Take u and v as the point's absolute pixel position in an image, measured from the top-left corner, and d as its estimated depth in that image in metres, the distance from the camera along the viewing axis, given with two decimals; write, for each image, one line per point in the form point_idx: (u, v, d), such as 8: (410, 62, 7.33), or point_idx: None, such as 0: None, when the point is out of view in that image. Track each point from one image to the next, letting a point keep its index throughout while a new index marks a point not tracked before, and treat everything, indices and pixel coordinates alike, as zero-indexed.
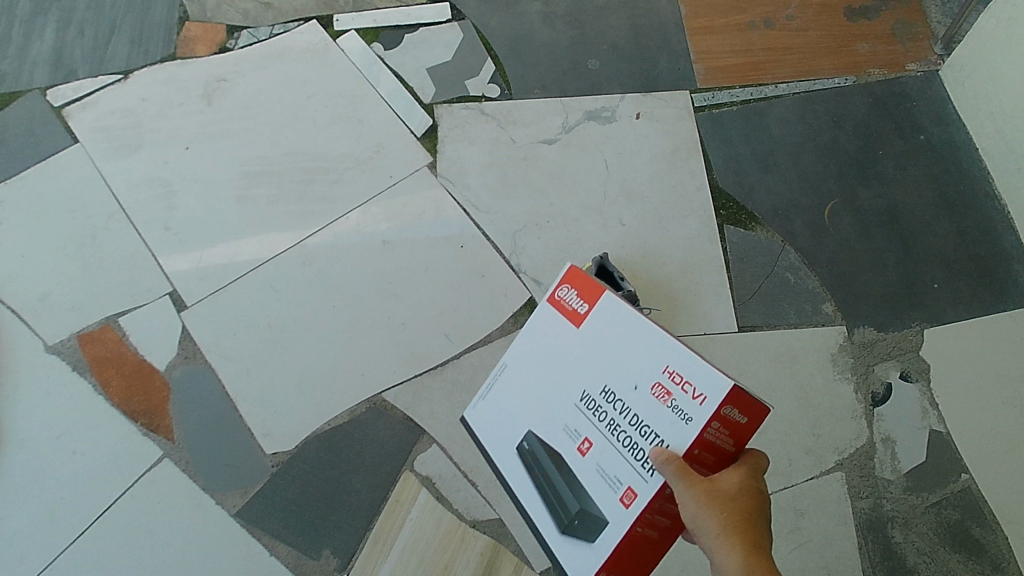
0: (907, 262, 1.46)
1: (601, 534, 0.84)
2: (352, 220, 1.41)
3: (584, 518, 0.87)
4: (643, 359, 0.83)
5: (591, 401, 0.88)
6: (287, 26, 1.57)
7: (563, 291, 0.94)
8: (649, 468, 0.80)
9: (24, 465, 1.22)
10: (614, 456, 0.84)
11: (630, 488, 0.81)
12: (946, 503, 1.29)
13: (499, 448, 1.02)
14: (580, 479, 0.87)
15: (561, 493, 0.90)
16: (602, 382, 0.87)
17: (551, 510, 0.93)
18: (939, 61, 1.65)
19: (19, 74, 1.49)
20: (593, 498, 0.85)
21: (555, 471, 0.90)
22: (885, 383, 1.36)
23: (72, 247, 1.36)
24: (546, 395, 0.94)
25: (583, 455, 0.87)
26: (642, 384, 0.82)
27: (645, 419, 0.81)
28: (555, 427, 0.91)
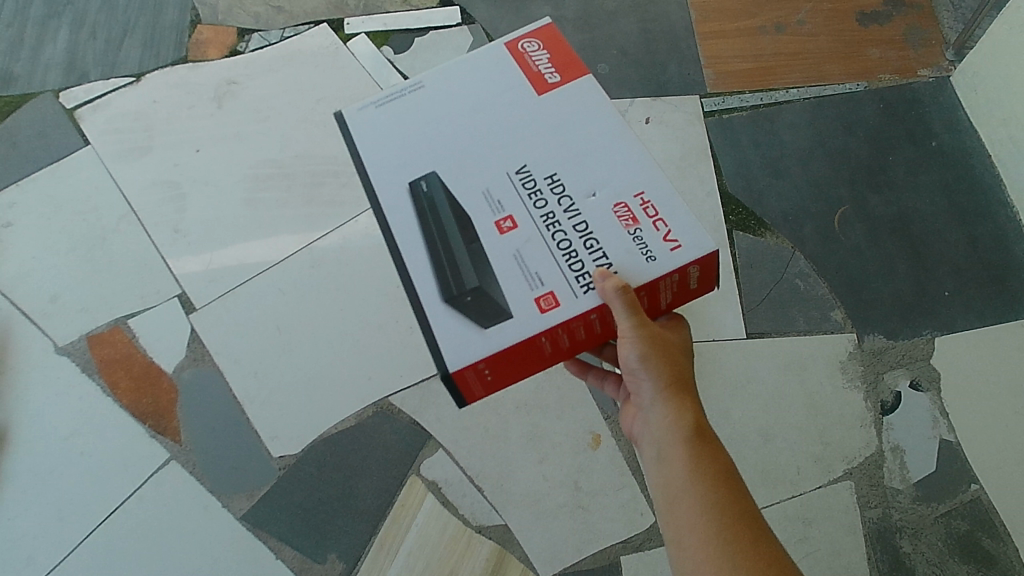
0: (918, 269, 1.45)
1: (496, 322, 0.72)
2: (361, 223, 1.41)
3: (478, 301, 0.73)
4: (608, 174, 0.78)
5: (526, 173, 0.79)
6: (298, 30, 1.57)
7: (528, 47, 0.87)
8: (585, 286, 0.73)
9: (33, 466, 1.23)
10: (540, 245, 0.75)
11: (552, 293, 0.73)
12: (956, 513, 1.27)
13: (389, 168, 0.80)
14: (488, 254, 0.75)
15: (460, 260, 0.74)
16: (553, 168, 0.79)
17: (439, 269, 0.75)
18: (951, 67, 1.63)
19: (32, 76, 1.50)
20: (498, 281, 0.73)
21: (455, 228, 0.75)
22: (895, 392, 1.35)
23: (83, 249, 1.37)
24: (474, 130, 0.81)
25: (502, 234, 0.76)
26: (603, 195, 0.77)
27: (597, 232, 0.75)
28: (474, 187, 0.78)
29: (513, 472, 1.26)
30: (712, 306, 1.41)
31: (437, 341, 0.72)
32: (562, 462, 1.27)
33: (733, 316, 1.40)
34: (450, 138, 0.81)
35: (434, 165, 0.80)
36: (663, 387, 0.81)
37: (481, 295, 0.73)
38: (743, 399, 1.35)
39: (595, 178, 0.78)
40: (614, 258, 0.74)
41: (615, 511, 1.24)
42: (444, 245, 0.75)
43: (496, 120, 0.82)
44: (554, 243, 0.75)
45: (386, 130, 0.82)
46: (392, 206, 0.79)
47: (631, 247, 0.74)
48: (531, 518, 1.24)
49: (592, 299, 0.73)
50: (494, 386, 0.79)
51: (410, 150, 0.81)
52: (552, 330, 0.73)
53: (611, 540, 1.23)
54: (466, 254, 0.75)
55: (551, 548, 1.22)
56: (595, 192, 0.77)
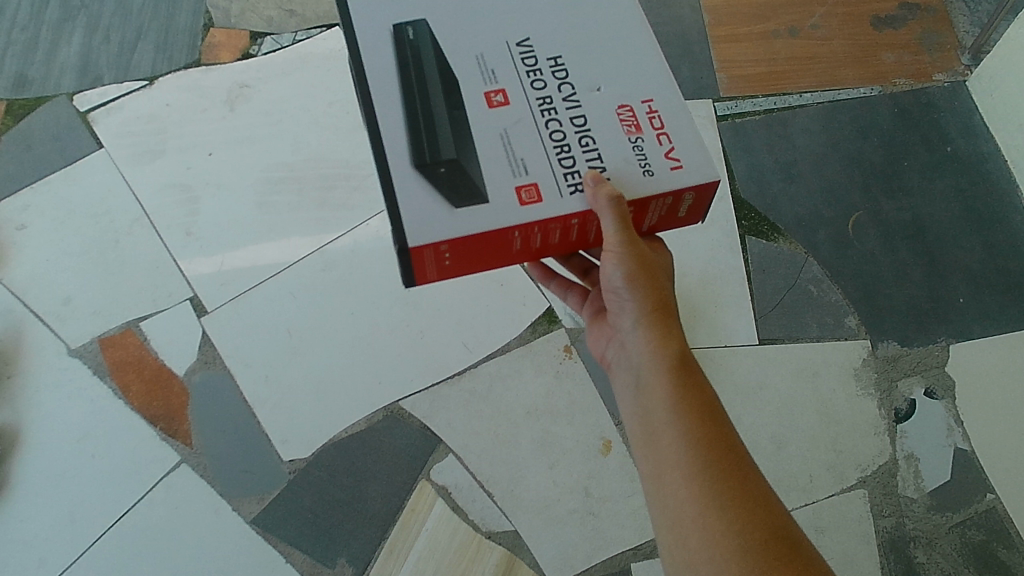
0: (933, 276, 1.44)
1: (471, 203, 0.76)
2: (372, 227, 1.41)
3: (451, 172, 0.76)
4: (616, 79, 0.84)
5: (530, 62, 0.84)
6: (310, 33, 1.58)
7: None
8: (571, 185, 0.78)
9: (44, 468, 1.23)
10: (528, 130, 0.80)
11: (535, 185, 0.78)
12: (971, 523, 1.27)
13: (391, 21, 0.86)
14: (473, 128, 0.80)
15: (440, 127, 0.79)
16: (556, 58, 0.85)
17: (415, 127, 0.79)
18: (966, 71, 1.62)
19: (46, 79, 1.50)
20: (479, 160, 0.78)
21: (443, 97, 0.81)
22: (909, 399, 1.34)
23: (95, 251, 1.37)
24: (482, 9, 0.87)
25: (491, 109, 0.81)
26: (605, 95, 0.83)
27: (593, 132, 0.81)
28: (472, 60, 0.84)
29: (524, 478, 1.26)
30: (724, 311, 1.39)
31: (401, 201, 0.76)
32: (573, 468, 1.27)
33: (746, 321, 1.39)
34: (459, 8, 0.87)
35: (431, 26, 0.86)
36: (646, 311, 0.83)
37: (455, 169, 0.76)
38: (754, 405, 1.33)
39: (601, 79, 0.84)
40: (609, 164, 0.79)
41: (625, 517, 1.24)
42: (428, 108, 0.80)
43: (507, 6, 0.88)
44: (545, 131, 0.80)
45: None
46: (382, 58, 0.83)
47: (630, 156, 0.79)
48: (541, 523, 1.23)
49: (579, 202, 0.77)
50: (449, 272, 0.83)
51: (412, 16, 0.86)
52: (527, 224, 0.77)
53: (622, 547, 1.23)
54: (452, 128, 0.79)
55: (562, 554, 1.22)
56: (599, 92, 0.83)
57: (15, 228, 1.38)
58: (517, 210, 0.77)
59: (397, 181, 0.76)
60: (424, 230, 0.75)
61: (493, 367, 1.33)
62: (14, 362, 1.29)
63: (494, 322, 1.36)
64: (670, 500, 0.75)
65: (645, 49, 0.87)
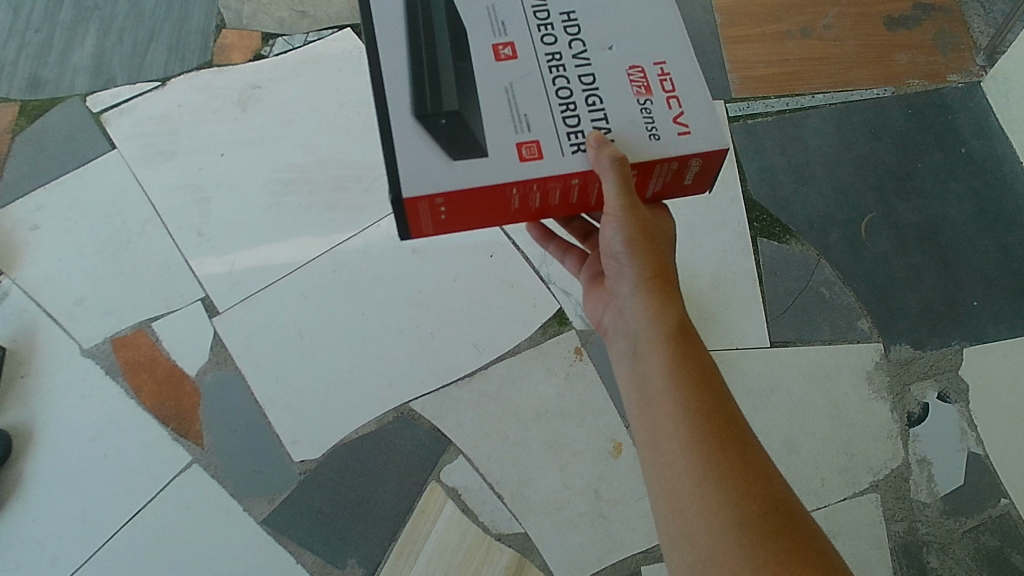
0: (947, 278, 1.43)
1: (470, 155, 0.77)
2: (383, 228, 1.42)
3: (452, 122, 0.77)
4: (629, 41, 0.85)
5: (543, 19, 0.85)
6: (322, 34, 1.58)
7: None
8: (574, 144, 0.78)
9: (57, 467, 1.24)
10: (534, 85, 0.81)
11: (536, 143, 0.78)
12: (984, 528, 1.26)
13: None
14: (478, 80, 0.81)
15: (445, 77, 0.80)
16: (568, 13, 0.86)
17: (418, 75, 0.80)
18: (981, 72, 1.61)
19: (60, 80, 1.51)
20: (480, 114, 0.78)
21: (451, 48, 0.82)
22: (922, 403, 1.33)
23: (108, 252, 1.38)
24: None
25: (499, 61, 0.82)
26: (617, 54, 0.83)
27: (601, 91, 0.81)
28: (483, 11, 0.85)
29: (534, 480, 1.26)
30: (736, 314, 1.39)
31: (400, 149, 0.77)
32: (583, 470, 1.26)
33: (757, 324, 1.38)
34: None
35: None
36: (644, 277, 0.84)
37: (456, 120, 0.77)
38: (765, 408, 1.33)
39: (614, 39, 0.84)
40: (615, 126, 0.80)
41: (636, 520, 1.24)
42: (434, 57, 0.81)
43: None
44: (551, 88, 0.81)
45: None
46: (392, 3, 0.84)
47: (637, 118, 0.80)
48: (551, 526, 1.23)
49: (580, 159, 0.78)
50: (445, 227, 0.83)
51: None
52: (524, 182, 0.77)
53: (632, 550, 1.22)
54: (456, 81, 0.80)
55: (572, 556, 1.22)
56: (610, 52, 0.84)
57: (28, 229, 1.39)
58: (517, 166, 0.77)
59: (395, 127, 0.77)
60: (419, 180, 0.76)
61: (504, 368, 1.33)
62: (27, 362, 1.30)
63: (504, 323, 1.36)
64: (666, 468, 0.75)
65: (661, 9, 0.88)
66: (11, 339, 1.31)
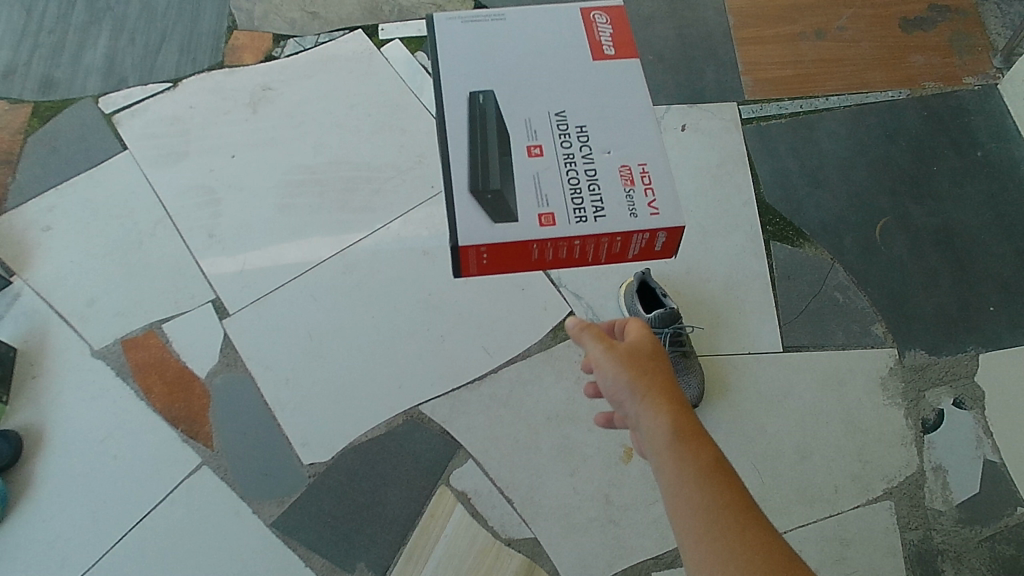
0: (962, 283, 1.41)
1: (507, 223, 0.96)
2: (394, 230, 1.41)
3: (496, 199, 0.97)
4: (625, 143, 1.03)
5: (562, 129, 1.03)
6: (333, 35, 1.58)
7: (596, 16, 1.13)
8: (578, 215, 0.98)
9: (68, 468, 1.24)
10: (555, 174, 1.00)
11: (553, 214, 0.98)
12: (1000, 537, 1.24)
13: (457, 77, 1.06)
14: (518, 167, 0.99)
15: (491, 164, 0.98)
16: (582, 123, 1.04)
17: (473, 141, 0.99)
18: (997, 75, 1.60)
19: (72, 81, 1.51)
20: (516, 190, 0.98)
21: (497, 132, 1.00)
22: (937, 409, 1.32)
23: (119, 253, 1.38)
24: (529, 74, 1.07)
25: (530, 158, 1.01)
26: (614, 155, 1.02)
27: (601, 184, 0.99)
28: (518, 122, 1.03)
29: (544, 484, 1.25)
30: (748, 318, 1.38)
31: (457, 217, 0.97)
32: (593, 475, 1.26)
33: (770, 328, 1.37)
34: (515, 61, 1.08)
35: (494, 87, 1.05)
36: None
37: (498, 197, 0.97)
38: (778, 414, 1.31)
39: (612, 144, 1.03)
40: (607, 210, 0.98)
41: (646, 526, 1.23)
42: (486, 147, 0.99)
43: (551, 77, 1.07)
44: (566, 175, 1.00)
45: (460, 36, 1.09)
46: (451, 88, 1.05)
47: (620, 202, 0.99)
48: (561, 531, 1.22)
49: (578, 227, 0.97)
50: (486, 268, 1.04)
51: (477, 73, 1.06)
52: (543, 240, 0.97)
53: (643, 556, 1.22)
54: (501, 162, 0.98)
55: (581, 561, 1.21)
56: (609, 155, 1.02)
57: (40, 229, 1.39)
58: (536, 230, 0.97)
59: (455, 198, 0.97)
60: (465, 231, 0.96)
61: (514, 372, 1.32)
62: (38, 363, 1.30)
63: (515, 326, 1.35)
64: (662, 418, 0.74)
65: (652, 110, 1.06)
66: (22, 340, 1.31)
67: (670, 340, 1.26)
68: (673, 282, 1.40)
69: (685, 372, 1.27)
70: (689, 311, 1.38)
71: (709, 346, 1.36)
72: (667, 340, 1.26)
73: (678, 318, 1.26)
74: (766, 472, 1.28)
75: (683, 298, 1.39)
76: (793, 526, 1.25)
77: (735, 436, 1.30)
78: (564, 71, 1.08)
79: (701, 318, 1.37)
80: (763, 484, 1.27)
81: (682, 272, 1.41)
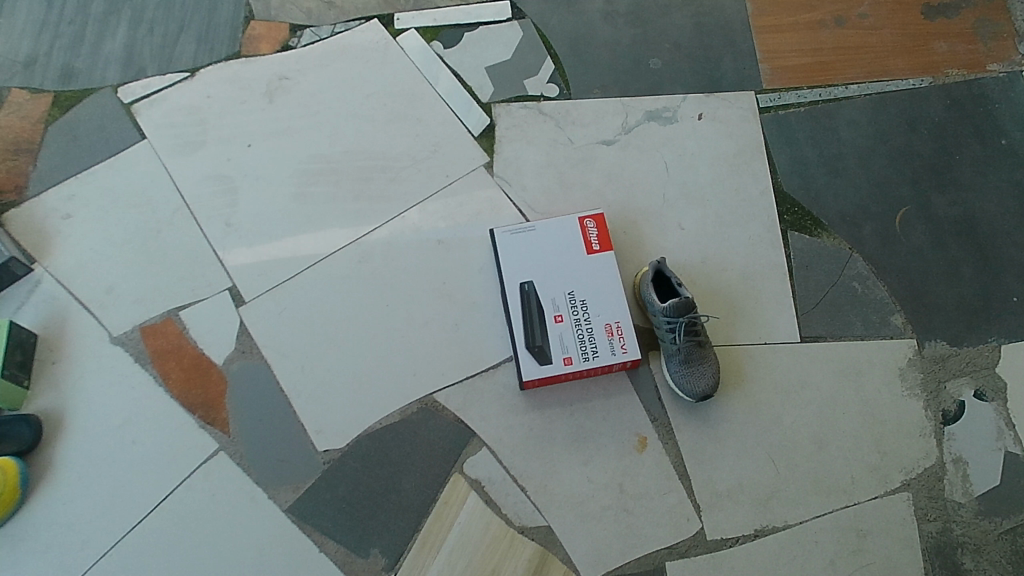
0: (985, 273, 1.39)
1: (544, 360, 1.26)
2: (410, 219, 1.41)
3: (539, 352, 1.26)
4: (618, 307, 1.29)
5: (573, 302, 1.29)
6: (349, 25, 1.58)
7: (588, 223, 1.35)
8: (588, 355, 1.26)
9: (87, 453, 1.25)
10: (570, 337, 1.27)
11: (571, 356, 1.26)
12: (1021, 530, 1.24)
13: (507, 277, 1.32)
14: (549, 336, 1.27)
15: (534, 330, 1.27)
16: (586, 297, 1.30)
17: (525, 356, 1.26)
18: (1023, 62, 1.57)
19: (92, 71, 1.52)
20: (551, 339, 1.27)
21: (537, 319, 1.28)
22: (958, 401, 1.31)
23: (138, 241, 1.39)
24: (553, 265, 1.32)
25: (556, 322, 1.28)
26: (606, 319, 1.28)
27: (596, 342, 1.27)
28: (549, 295, 1.30)
29: (557, 473, 1.25)
30: (765, 308, 1.36)
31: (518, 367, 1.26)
32: (607, 464, 1.26)
33: (787, 318, 1.36)
34: (542, 243, 1.34)
35: (531, 276, 1.32)
36: None
37: (539, 352, 1.26)
38: (795, 405, 1.30)
39: (617, 315, 1.28)
40: (600, 356, 1.26)
41: (660, 515, 1.23)
42: (533, 327, 1.28)
43: (564, 265, 1.32)
44: (578, 335, 1.27)
45: (503, 242, 1.34)
46: (506, 280, 1.31)
47: (607, 355, 1.26)
48: (574, 520, 1.22)
49: (591, 362, 1.26)
50: None
51: (518, 267, 1.32)
52: (568, 375, 1.26)
53: (656, 546, 1.22)
54: (539, 333, 1.27)
55: (595, 551, 1.21)
56: (600, 319, 1.28)
57: (61, 217, 1.40)
58: (562, 368, 1.25)
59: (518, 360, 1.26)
60: (527, 376, 1.25)
61: None
62: (58, 349, 1.31)
63: None
64: None
65: None
66: (43, 327, 1.33)
67: (684, 330, 1.24)
68: (688, 271, 1.39)
69: (698, 362, 1.26)
70: (705, 300, 1.36)
71: (726, 336, 1.34)
72: (681, 330, 1.25)
73: (692, 307, 1.24)
74: (782, 462, 1.27)
75: (698, 288, 1.37)
76: (810, 517, 1.24)
77: (751, 427, 1.29)
78: (572, 258, 1.32)
79: (718, 308, 1.36)
80: (779, 474, 1.26)
81: (698, 262, 1.39)
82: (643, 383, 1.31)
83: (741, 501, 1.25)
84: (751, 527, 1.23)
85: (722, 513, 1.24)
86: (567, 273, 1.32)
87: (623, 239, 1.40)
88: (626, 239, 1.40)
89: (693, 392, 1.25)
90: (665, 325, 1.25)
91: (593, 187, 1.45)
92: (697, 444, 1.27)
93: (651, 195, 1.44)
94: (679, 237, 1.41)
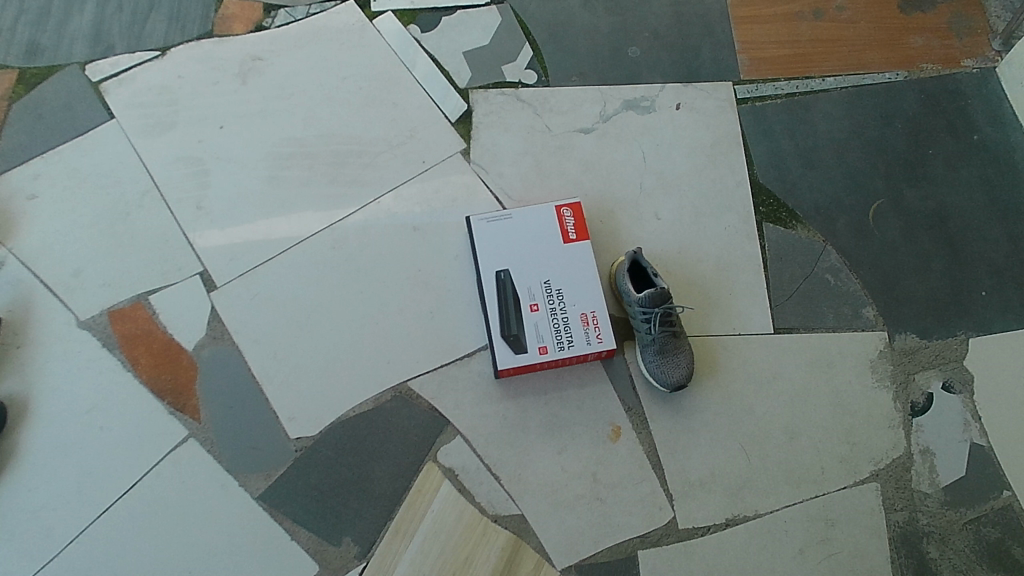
0: (955, 267, 1.41)
1: (518, 349, 1.25)
2: (385, 204, 1.40)
3: (515, 341, 1.26)
4: (593, 297, 1.29)
5: (549, 291, 1.29)
6: (324, 6, 1.55)
7: (564, 212, 1.34)
8: (562, 343, 1.26)
9: (52, 439, 1.23)
10: (546, 327, 1.26)
11: (545, 345, 1.25)
12: (985, 520, 1.26)
13: (483, 265, 1.31)
14: (524, 324, 1.27)
15: (509, 319, 1.27)
16: (562, 286, 1.29)
17: (500, 344, 1.25)
18: (996, 57, 1.59)
19: (58, 48, 1.48)
20: (526, 328, 1.26)
21: (512, 307, 1.27)
22: (926, 393, 1.33)
23: (106, 224, 1.36)
24: (530, 254, 1.31)
25: (532, 310, 1.27)
26: (581, 308, 1.28)
27: (571, 330, 1.27)
28: (525, 284, 1.29)
29: (531, 462, 1.25)
30: (739, 299, 1.37)
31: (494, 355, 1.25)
32: (581, 453, 1.26)
33: (761, 309, 1.36)
34: (519, 232, 1.33)
35: (508, 265, 1.31)
36: None
37: (515, 341, 1.26)
38: (767, 396, 1.31)
39: (593, 304, 1.28)
40: (575, 346, 1.26)
41: (633, 504, 1.24)
42: (509, 315, 1.27)
43: (542, 255, 1.31)
44: (553, 324, 1.27)
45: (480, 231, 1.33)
46: (482, 268, 1.31)
47: (581, 343, 1.26)
48: (547, 508, 1.23)
49: (566, 352, 1.25)
50: None
51: (495, 256, 1.31)
52: (543, 364, 1.26)
53: (629, 534, 1.23)
54: (514, 322, 1.27)
55: (568, 539, 1.21)
56: (575, 309, 1.28)
57: (26, 198, 1.36)
58: (537, 357, 1.25)
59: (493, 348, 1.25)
60: (501, 364, 1.24)
61: None
62: (23, 333, 1.28)
63: None
64: None
65: None
66: (7, 310, 1.29)
67: (659, 320, 1.24)
68: (664, 262, 1.39)
69: (673, 352, 1.26)
70: (680, 291, 1.37)
71: (700, 327, 1.34)
72: (656, 320, 1.25)
73: (668, 298, 1.24)
74: (753, 452, 1.28)
75: (674, 279, 1.37)
76: (780, 506, 1.25)
77: (724, 417, 1.29)
78: (548, 247, 1.32)
79: (693, 298, 1.36)
80: (750, 464, 1.27)
81: (674, 252, 1.39)
82: (618, 372, 1.31)
83: (713, 490, 1.26)
84: (723, 516, 1.24)
85: (693, 503, 1.25)
86: (544, 262, 1.31)
87: (599, 228, 1.40)
88: (602, 228, 1.40)
89: (668, 382, 1.25)
90: (640, 315, 1.25)
91: (570, 175, 1.44)
92: (671, 434, 1.28)
93: (628, 184, 1.44)
94: (655, 227, 1.41)
